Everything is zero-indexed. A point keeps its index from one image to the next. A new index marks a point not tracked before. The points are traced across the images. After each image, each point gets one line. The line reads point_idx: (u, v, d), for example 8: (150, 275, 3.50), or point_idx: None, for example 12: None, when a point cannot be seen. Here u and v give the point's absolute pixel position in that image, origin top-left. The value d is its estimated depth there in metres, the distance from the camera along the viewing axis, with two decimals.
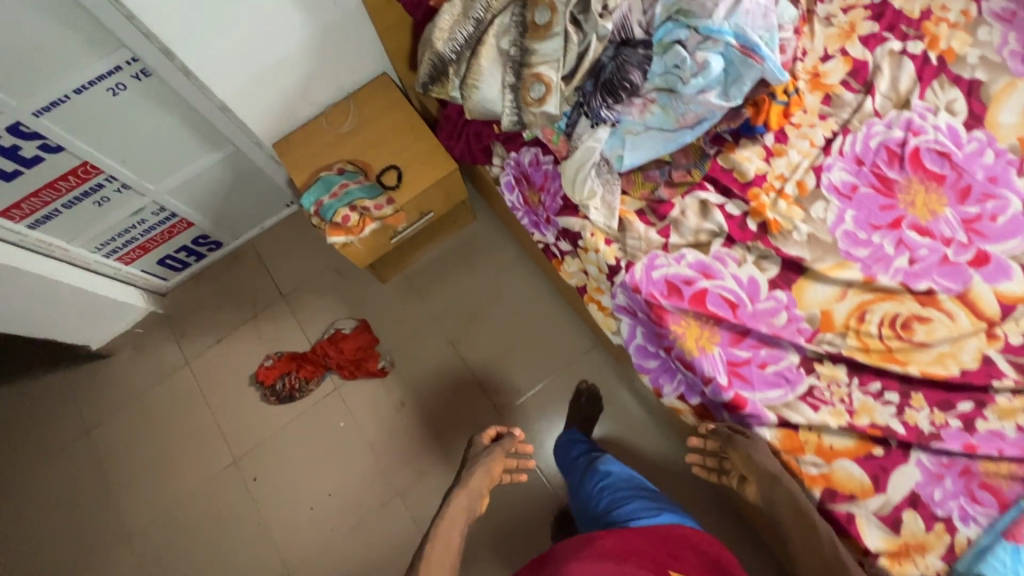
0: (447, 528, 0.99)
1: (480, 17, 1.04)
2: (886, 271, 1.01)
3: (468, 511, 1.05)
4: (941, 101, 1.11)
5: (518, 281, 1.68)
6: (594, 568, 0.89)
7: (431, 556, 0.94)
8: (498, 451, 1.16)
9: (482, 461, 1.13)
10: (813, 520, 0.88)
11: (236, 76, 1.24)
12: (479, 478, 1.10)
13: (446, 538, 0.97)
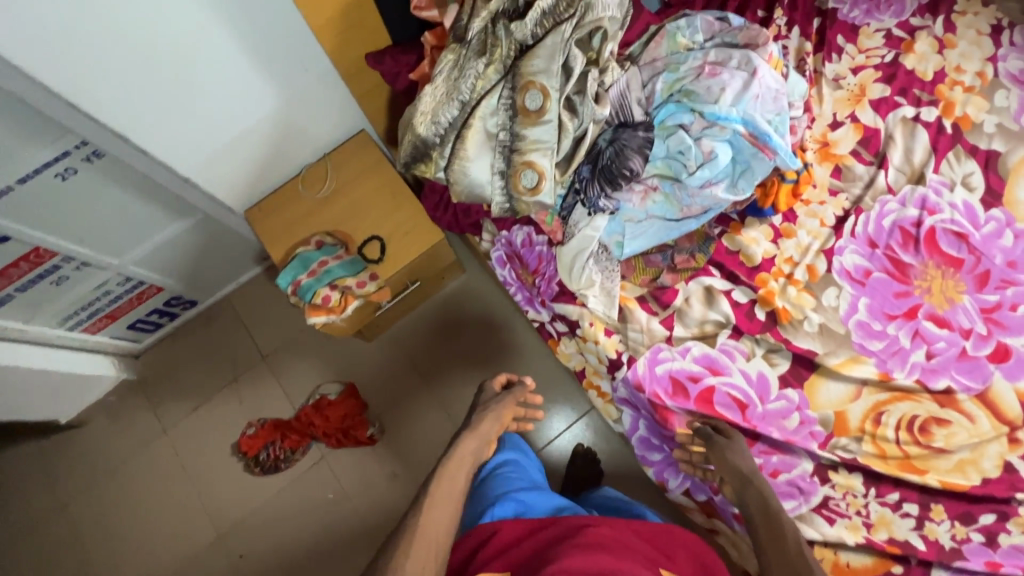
0: (454, 468, 0.91)
1: (465, 99, 0.95)
2: (902, 367, 0.96)
3: (475, 455, 0.97)
4: (956, 174, 1.05)
5: (509, 340, 1.61)
6: (589, 555, 0.82)
7: (434, 491, 0.85)
8: (508, 399, 1.10)
9: (492, 409, 1.07)
10: (782, 517, 0.81)
11: (200, 151, 1.14)
12: (489, 425, 1.03)
13: (452, 476, 0.89)
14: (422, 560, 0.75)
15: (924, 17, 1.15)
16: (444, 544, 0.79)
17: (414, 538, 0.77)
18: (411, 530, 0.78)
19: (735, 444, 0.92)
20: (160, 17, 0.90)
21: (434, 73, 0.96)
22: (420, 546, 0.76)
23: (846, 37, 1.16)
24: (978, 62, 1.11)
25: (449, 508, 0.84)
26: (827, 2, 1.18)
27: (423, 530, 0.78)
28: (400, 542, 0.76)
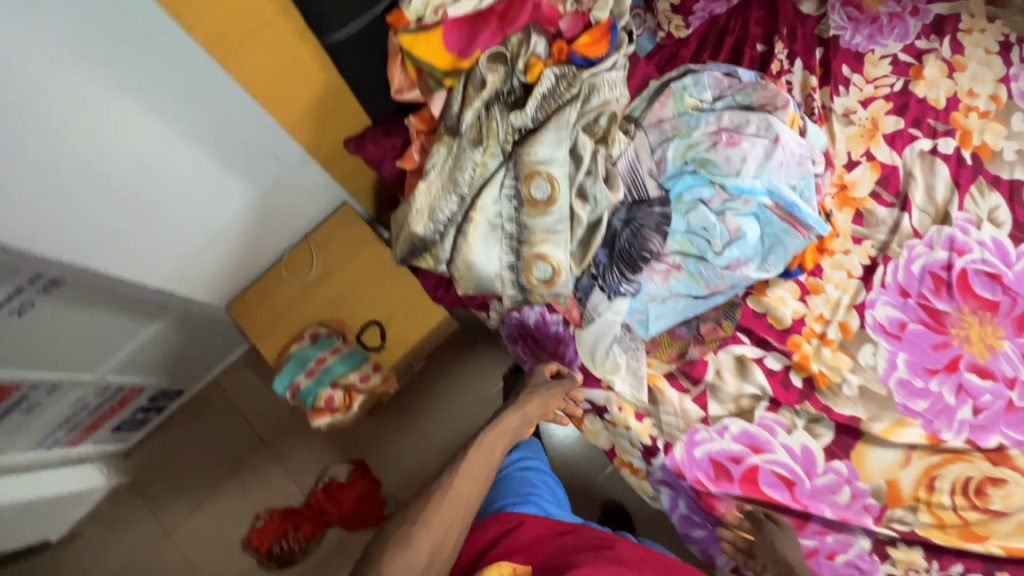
0: (494, 438, 0.80)
1: (465, 193, 0.86)
2: (949, 426, 0.91)
3: (513, 435, 0.84)
4: (982, 210, 1.00)
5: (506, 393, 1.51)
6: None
7: (466, 461, 0.75)
8: (558, 386, 0.94)
9: (539, 393, 0.91)
10: None
11: (172, 259, 1.02)
12: (536, 407, 0.89)
13: (486, 451, 0.78)
14: (450, 520, 0.68)
15: (930, 38, 1.09)
16: (469, 519, 0.71)
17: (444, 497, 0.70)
18: (436, 498, 0.70)
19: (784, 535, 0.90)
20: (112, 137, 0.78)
21: (427, 167, 0.86)
22: (442, 516, 0.68)
23: (851, 67, 1.09)
24: (990, 84, 1.06)
25: (477, 482, 0.74)
26: (827, 29, 1.11)
27: (450, 497, 0.70)
28: (427, 505, 0.69)
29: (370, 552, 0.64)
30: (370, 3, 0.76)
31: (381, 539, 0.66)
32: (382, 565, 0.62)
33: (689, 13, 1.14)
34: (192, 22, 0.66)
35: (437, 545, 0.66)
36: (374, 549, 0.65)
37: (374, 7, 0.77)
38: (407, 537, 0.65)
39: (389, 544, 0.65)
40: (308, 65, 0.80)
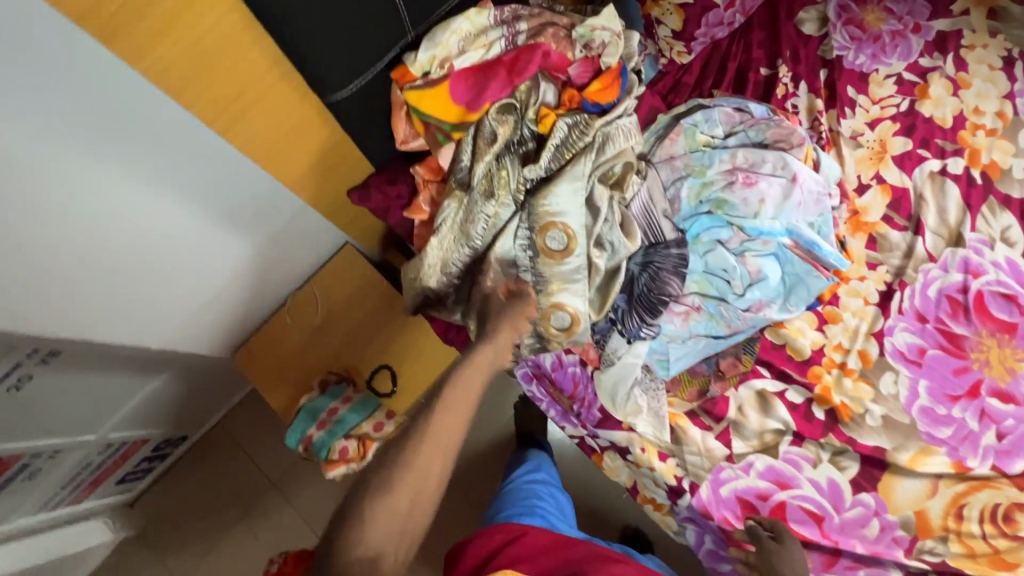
0: (466, 378, 0.68)
1: (478, 245, 0.83)
2: (975, 452, 0.91)
3: (492, 363, 0.72)
4: (995, 230, 0.99)
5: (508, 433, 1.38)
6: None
7: (444, 395, 0.65)
8: (526, 300, 0.79)
9: (507, 316, 0.77)
10: None
11: (175, 319, 0.98)
12: (510, 330, 0.76)
13: (465, 380, 0.68)
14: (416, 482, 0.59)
15: (933, 56, 1.08)
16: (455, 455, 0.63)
17: (409, 458, 0.61)
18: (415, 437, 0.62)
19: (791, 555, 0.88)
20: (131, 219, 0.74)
21: (439, 221, 0.84)
22: (423, 460, 0.60)
23: (856, 88, 1.08)
24: (996, 101, 1.05)
25: (462, 415, 0.65)
26: (830, 50, 1.10)
27: (431, 434, 0.62)
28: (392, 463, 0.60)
29: (352, 505, 0.59)
30: (373, 60, 0.73)
31: (361, 488, 0.60)
32: (367, 516, 0.57)
33: (690, 38, 1.09)
34: (190, 99, 0.62)
35: (420, 489, 0.59)
36: (355, 501, 0.59)
37: (375, 62, 0.74)
38: (388, 482, 0.59)
39: (370, 496, 0.58)
40: (310, 124, 0.76)
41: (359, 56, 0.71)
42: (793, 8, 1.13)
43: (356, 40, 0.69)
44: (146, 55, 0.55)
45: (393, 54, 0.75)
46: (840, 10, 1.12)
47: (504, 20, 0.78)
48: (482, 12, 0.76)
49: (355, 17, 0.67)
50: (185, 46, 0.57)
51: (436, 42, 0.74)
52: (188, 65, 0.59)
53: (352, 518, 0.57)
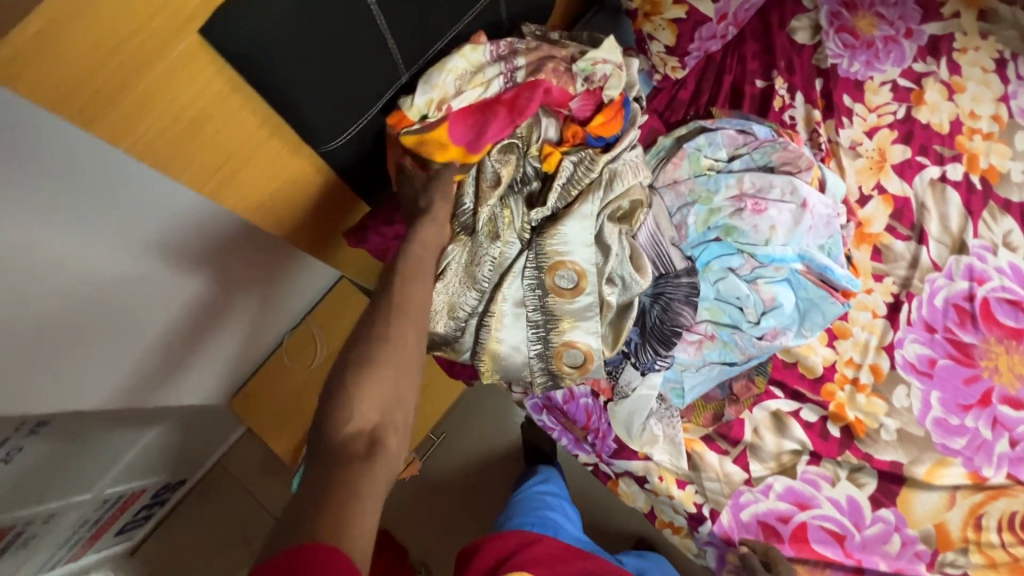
0: (415, 257, 0.69)
1: (485, 287, 0.81)
2: (989, 461, 0.91)
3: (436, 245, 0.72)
4: (997, 235, 0.99)
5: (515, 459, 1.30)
6: None
7: (401, 280, 0.66)
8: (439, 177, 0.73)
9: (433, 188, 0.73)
10: None
11: (169, 375, 0.94)
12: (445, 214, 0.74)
13: (416, 264, 0.68)
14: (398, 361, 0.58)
15: (926, 61, 1.08)
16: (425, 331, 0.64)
17: (375, 340, 0.59)
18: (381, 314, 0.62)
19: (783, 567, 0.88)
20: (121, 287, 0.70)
21: (442, 266, 0.78)
22: (395, 334, 0.60)
23: (852, 96, 1.07)
24: (990, 104, 1.05)
25: (424, 289, 0.67)
26: (824, 58, 1.09)
27: (398, 308, 0.63)
28: (363, 349, 0.58)
29: (334, 384, 0.56)
30: (366, 107, 0.69)
31: (337, 371, 0.57)
32: (356, 390, 0.55)
33: (685, 53, 1.05)
34: (178, 169, 0.58)
35: (402, 360, 0.59)
36: (336, 380, 0.56)
37: (368, 109, 0.70)
38: (368, 357, 0.57)
39: (347, 373, 0.56)
40: (303, 175, 0.73)
41: (353, 104, 0.68)
42: (784, 17, 1.11)
43: (349, 89, 0.66)
44: (129, 130, 0.51)
45: (387, 98, 0.72)
46: (832, 18, 1.10)
47: (501, 56, 0.75)
48: (476, 50, 0.73)
49: (346, 67, 0.63)
50: (171, 117, 0.53)
51: (433, 84, 0.71)
52: (177, 135, 0.55)
53: (338, 394, 0.55)
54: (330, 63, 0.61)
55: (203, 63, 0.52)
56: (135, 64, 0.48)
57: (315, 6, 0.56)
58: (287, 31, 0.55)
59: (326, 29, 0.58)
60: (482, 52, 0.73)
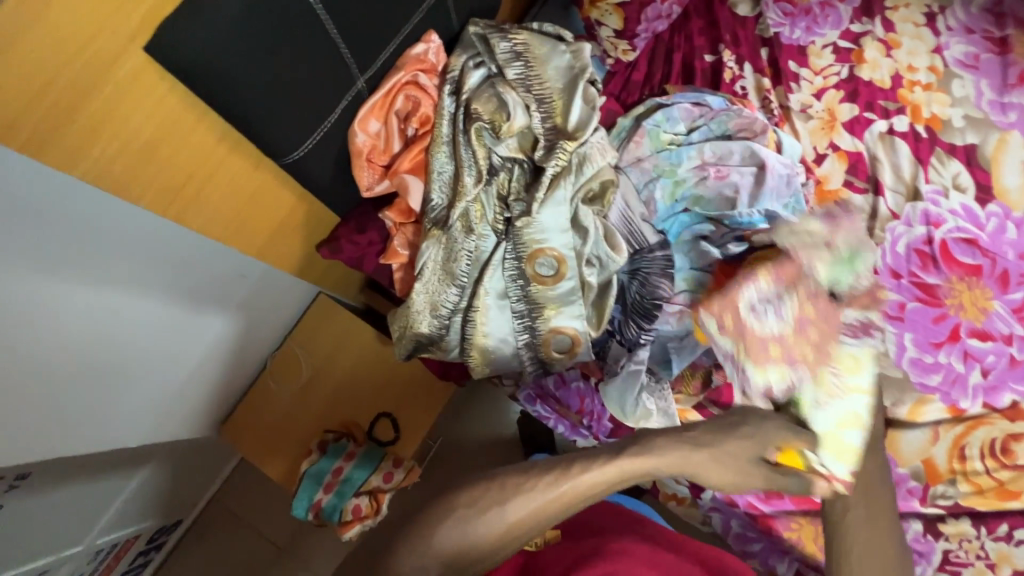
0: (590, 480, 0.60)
1: (465, 282, 0.81)
2: (966, 393, 0.95)
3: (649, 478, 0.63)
4: (946, 178, 1.04)
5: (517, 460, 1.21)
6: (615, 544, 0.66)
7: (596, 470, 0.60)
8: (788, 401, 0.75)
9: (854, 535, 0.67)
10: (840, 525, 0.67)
11: (152, 411, 0.91)
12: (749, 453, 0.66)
13: (594, 481, 0.60)
14: (498, 529, 0.56)
15: (862, 22, 1.12)
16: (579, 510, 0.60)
17: (496, 498, 0.57)
18: (554, 478, 0.59)
19: (871, 481, 0.70)
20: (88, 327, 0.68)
21: (420, 265, 0.80)
22: (545, 501, 0.58)
23: (797, 61, 1.11)
24: (925, 56, 1.10)
25: (575, 497, 0.59)
26: (767, 28, 1.12)
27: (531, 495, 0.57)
28: (481, 494, 0.58)
29: (459, 505, 0.57)
30: (324, 114, 0.69)
31: (469, 494, 0.58)
32: (437, 530, 0.55)
33: (634, 35, 1.07)
34: (138, 191, 0.57)
35: (528, 524, 0.57)
36: (463, 504, 0.57)
37: (328, 115, 0.70)
38: (502, 501, 0.57)
39: (479, 510, 0.56)
40: (266, 187, 0.72)
41: (311, 113, 0.67)
42: None
43: (306, 98, 0.65)
44: (81, 156, 0.50)
45: (346, 104, 0.72)
46: None
47: (490, 77, 0.80)
48: (782, 373, 0.75)
49: (303, 77, 0.63)
50: (124, 137, 0.52)
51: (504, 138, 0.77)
52: (130, 157, 0.54)
53: (457, 519, 0.56)
54: (285, 73, 0.61)
55: (151, 81, 0.52)
56: (80, 85, 0.47)
57: (264, 17, 0.55)
58: (241, 49, 0.55)
59: (276, 39, 0.58)
60: (757, 365, 0.76)
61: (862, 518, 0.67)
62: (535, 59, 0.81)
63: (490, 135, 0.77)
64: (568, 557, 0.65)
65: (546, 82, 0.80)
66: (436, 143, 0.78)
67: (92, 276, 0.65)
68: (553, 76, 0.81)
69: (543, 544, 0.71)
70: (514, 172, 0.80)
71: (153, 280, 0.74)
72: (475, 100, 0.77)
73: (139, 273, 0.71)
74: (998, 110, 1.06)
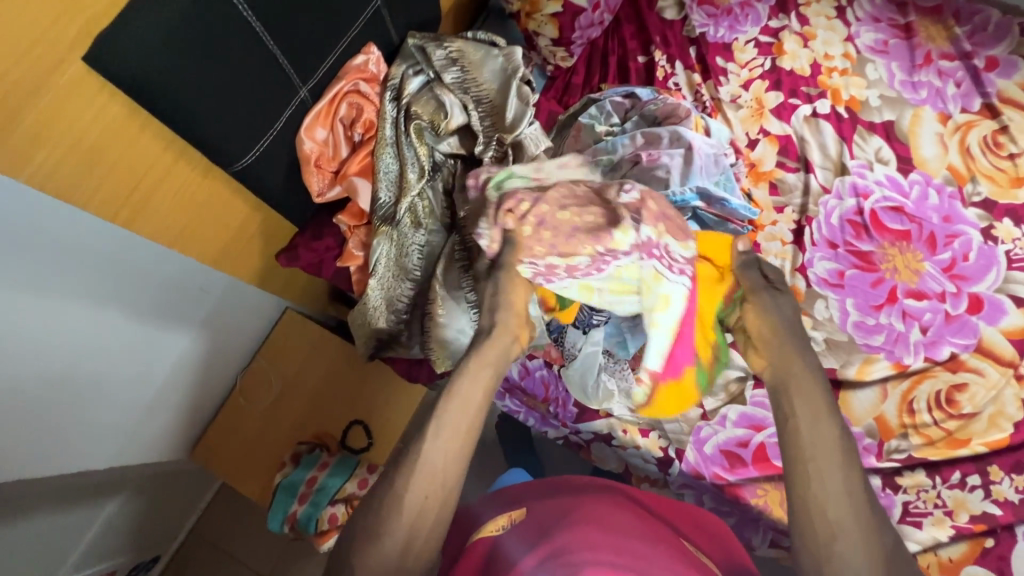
0: (451, 417, 0.60)
1: (417, 275, 0.86)
2: (908, 350, 1.00)
3: (509, 350, 0.69)
4: (869, 153, 1.12)
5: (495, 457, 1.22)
6: (560, 505, 0.68)
7: (452, 402, 0.61)
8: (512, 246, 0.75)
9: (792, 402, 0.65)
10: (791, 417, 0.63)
11: (119, 430, 0.91)
12: (519, 317, 0.73)
13: (460, 401, 0.61)
14: (409, 518, 0.53)
15: (779, 18, 1.21)
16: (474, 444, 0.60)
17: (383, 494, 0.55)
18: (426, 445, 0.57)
19: (805, 382, 0.66)
20: (47, 342, 0.70)
21: (373, 263, 0.84)
22: (432, 465, 0.56)
23: (724, 57, 1.19)
24: (840, 45, 1.19)
25: (457, 440, 0.58)
26: (693, 29, 1.21)
27: (419, 469, 0.56)
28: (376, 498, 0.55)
29: (361, 524, 0.54)
30: (269, 122, 0.73)
31: (369, 505, 0.55)
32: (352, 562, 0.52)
33: (570, 43, 1.12)
34: (86, 196, 0.61)
35: (439, 488, 0.56)
36: (365, 519, 0.54)
37: (274, 123, 0.74)
38: (395, 492, 0.55)
39: (380, 516, 0.53)
40: (216, 194, 0.76)
41: (256, 121, 0.71)
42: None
43: (248, 106, 0.69)
44: (28, 158, 0.54)
45: (291, 112, 0.76)
46: None
47: (428, 82, 0.86)
48: (571, 259, 0.75)
49: (245, 85, 0.67)
50: (69, 141, 0.56)
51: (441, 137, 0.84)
52: (75, 159, 0.57)
53: (364, 536, 0.53)
54: (226, 81, 0.65)
55: (94, 89, 0.56)
56: (25, 91, 0.50)
57: (200, 28, 0.59)
58: (181, 59, 0.59)
59: (213, 49, 0.62)
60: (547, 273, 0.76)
61: (807, 419, 0.62)
62: (471, 62, 0.87)
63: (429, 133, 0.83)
64: (536, 527, 0.64)
65: (479, 83, 0.86)
66: (380, 145, 0.83)
67: (50, 290, 0.66)
68: (488, 79, 0.87)
69: (505, 527, 0.66)
70: (456, 167, 0.87)
71: (111, 294, 0.75)
72: (415, 103, 0.83)
73: (99, 287, 0.72)
74: (909, 89, 1.15)
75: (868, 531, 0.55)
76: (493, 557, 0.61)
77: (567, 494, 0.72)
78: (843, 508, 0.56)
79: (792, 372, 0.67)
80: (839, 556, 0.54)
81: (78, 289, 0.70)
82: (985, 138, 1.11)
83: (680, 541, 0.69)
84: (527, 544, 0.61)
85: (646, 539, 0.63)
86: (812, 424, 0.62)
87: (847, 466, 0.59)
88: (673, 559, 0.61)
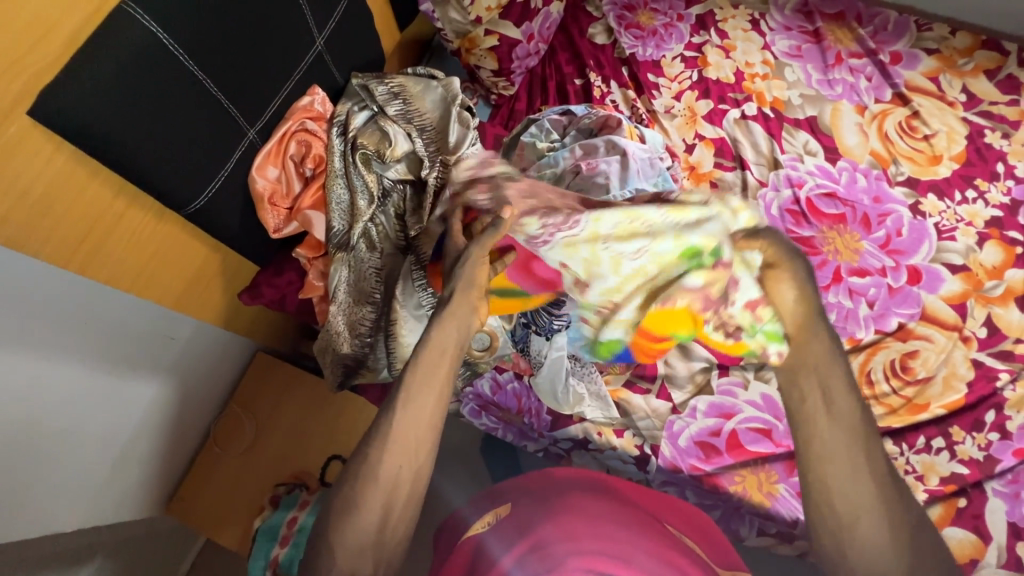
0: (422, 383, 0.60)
1: (379, 298, 0.91)
2: (859, 325, 1.04)
3: (471, 324, 0.69)
4: (798, 146, 1.19)
5: (478, 480, 1.21)
6: (543, 495, 0.70)
7: (417, 373, 0.61)
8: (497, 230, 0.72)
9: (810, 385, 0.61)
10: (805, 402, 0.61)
11: (88, 487, 0.90)
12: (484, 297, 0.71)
13: (434, 373, 0.62)
14: (386, 491, 0.55)
15: (701, 34, 1.31)
16: (442, 417, 0.61)
17: (359, 470, 0.56)
18: (400, 417, 0.59)
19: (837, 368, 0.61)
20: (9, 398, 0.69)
21: (332, 288, 0.87)
22: (403, 433, 0.58)
23: (655, 73, 1.28)
24: (758, 53, 1.29)
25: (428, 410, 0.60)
26: (623, 51, 1.30)
27: (393, 442, 0.57)
28: (354, 475, 0.56)
29: (335, 501, 0.56)
30: (219, 162, 0.76)
31: (341, 484, 0.56)
32: (334, 540, 0.53)
33: (510, 73, 1.19)
34: (40, 244, 0.63)
35: (412, 457, 0.58)
36: (338, 497, 0.56)
37: (223, 166, 0.77)
38: (371, 470, 0.56)
39: (352, 494, 0.55)
40: (171, 235, 0.78)
41: (205, 162, 0.74)
42: (582, 28, 1.33)
43: (197, 148, 0.72)
44: None
45: (240, 154, 0.79)
46: (619, 20, 1.33)
47: (372, 116, 0.91)
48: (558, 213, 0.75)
49: (192, 129, 0.71)
50: (19, 192, 0.58)
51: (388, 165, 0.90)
52: (28, 209, 0.60)
53: (338, 513, 0.54)
54: (172, 126, 0.68)
55: (40, 140, 0.58)
56: None
57: (141, 79, 0.63)
58: (122, 107, 0.62)
59: (155, 99, 0.65)
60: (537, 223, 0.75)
61: (822, 406, 0.59)
62: (412, 95, 0.94)
63: (371, 159, 0.89)
64: (512, 523, 0.65)
65: (417, 111, 0.93)
66: (331, 177, 0.87)
67: (11, 344, 0.67)
68: (429, 108, 0.94)
69: (489, 525, 0.67)
70: (405, 192, 0.93)
71: (74, 344, 0.76)
72: (361, 136, 0.89)
73: (60, 338, 0.73)
74: (826, 87, 1.25)
75: (889, 510, 0.54)
76: (468, 562, 0.62)
77: (546, 486, 0.72)
78: (864, 496, 0.55)
79: (812, 353, 0.63)
80: (861, 540, 0.53)
81: (40, 340, 0.70)
82: (900, 124, 1.20)
83: (660, 526, 0.69)
84: (506, 541, 0.62)
85: (623, 523, 0.63)
86: (831, 407, 0.59)
87: (868, 457, 0.57)
88: (646, 540, 0.62)
